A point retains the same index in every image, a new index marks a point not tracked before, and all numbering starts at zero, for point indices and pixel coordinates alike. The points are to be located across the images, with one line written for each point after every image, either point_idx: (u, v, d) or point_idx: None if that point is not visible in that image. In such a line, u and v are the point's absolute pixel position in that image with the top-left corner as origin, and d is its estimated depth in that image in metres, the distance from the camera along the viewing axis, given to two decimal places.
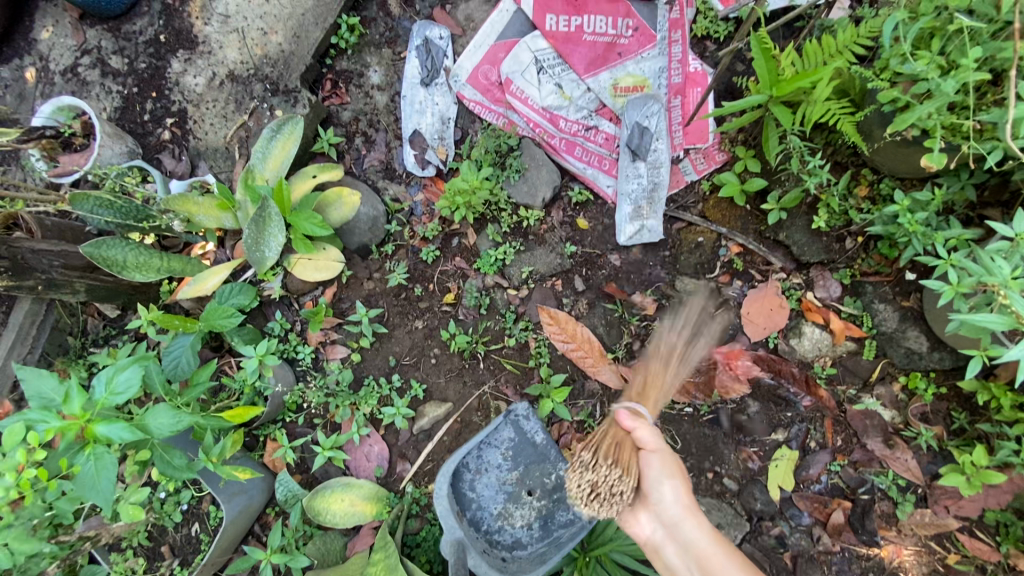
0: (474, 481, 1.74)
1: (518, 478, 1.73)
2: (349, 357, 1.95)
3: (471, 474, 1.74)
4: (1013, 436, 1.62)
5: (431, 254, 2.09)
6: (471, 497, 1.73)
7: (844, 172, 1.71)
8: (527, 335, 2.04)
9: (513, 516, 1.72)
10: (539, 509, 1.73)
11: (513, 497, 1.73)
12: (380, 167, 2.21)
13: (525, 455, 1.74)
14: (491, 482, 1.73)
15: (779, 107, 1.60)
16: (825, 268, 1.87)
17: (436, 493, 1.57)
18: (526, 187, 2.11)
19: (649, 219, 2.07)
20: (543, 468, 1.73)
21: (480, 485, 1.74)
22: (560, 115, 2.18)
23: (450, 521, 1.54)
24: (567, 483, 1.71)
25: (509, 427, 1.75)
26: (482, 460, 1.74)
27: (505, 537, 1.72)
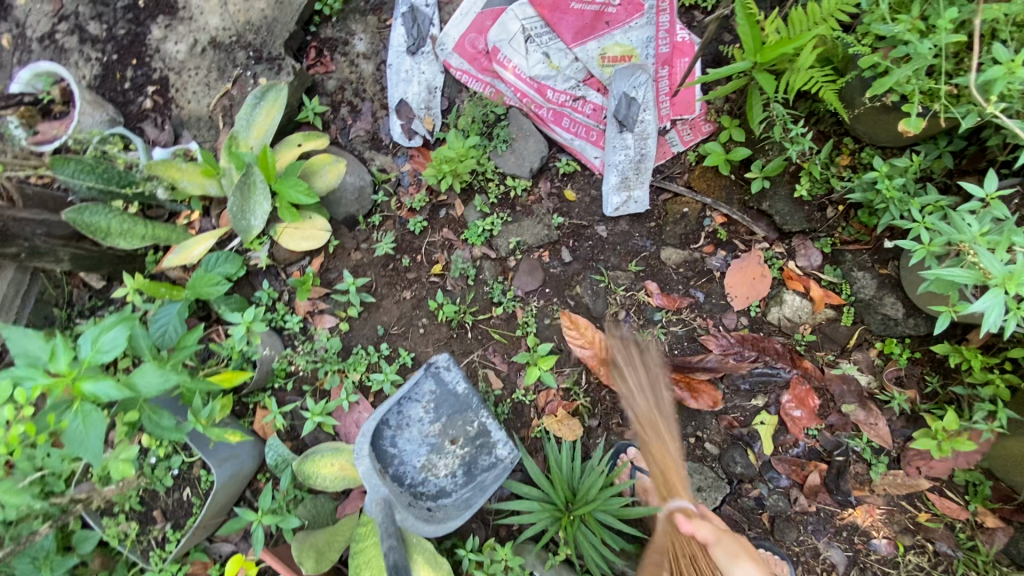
0: (395, 437, 1.81)
1: (440, 431, 1.81)
2: (337, 326, 1.96)
3: (391, 431, 1.80)
4: (983, 397, 1.68)
5: (418, 226, 2.10)
6: (393, 453, 1.79)
7: (826, 141, 1.73)
8: (514, 305, 2.07)
9: (434, 467, 1.80)
10: (460, 457, 1.80)
11: (436, 450, 1.81)
12: (366, 137, 2.21)
13: (444, 407, 1.82)
14: (416, 438, 1.81)
15: (763, 74, 1.61)
16: (806, 237, 1.91)
17: (357, 455, 1.58)
18: (513, 158, 2.12)
19: (635, 189, 2.09)
20: (463, 416, 1.81)
21: (403, 441, 1.81)
22: (548, 85, 2.18)
23: (372, 479, 1.56)
24: (489, 429, 1.78)
25: (429, 380, 1.81)
26: (403, 416, 1.81)
27: (430, 487, 1.79)
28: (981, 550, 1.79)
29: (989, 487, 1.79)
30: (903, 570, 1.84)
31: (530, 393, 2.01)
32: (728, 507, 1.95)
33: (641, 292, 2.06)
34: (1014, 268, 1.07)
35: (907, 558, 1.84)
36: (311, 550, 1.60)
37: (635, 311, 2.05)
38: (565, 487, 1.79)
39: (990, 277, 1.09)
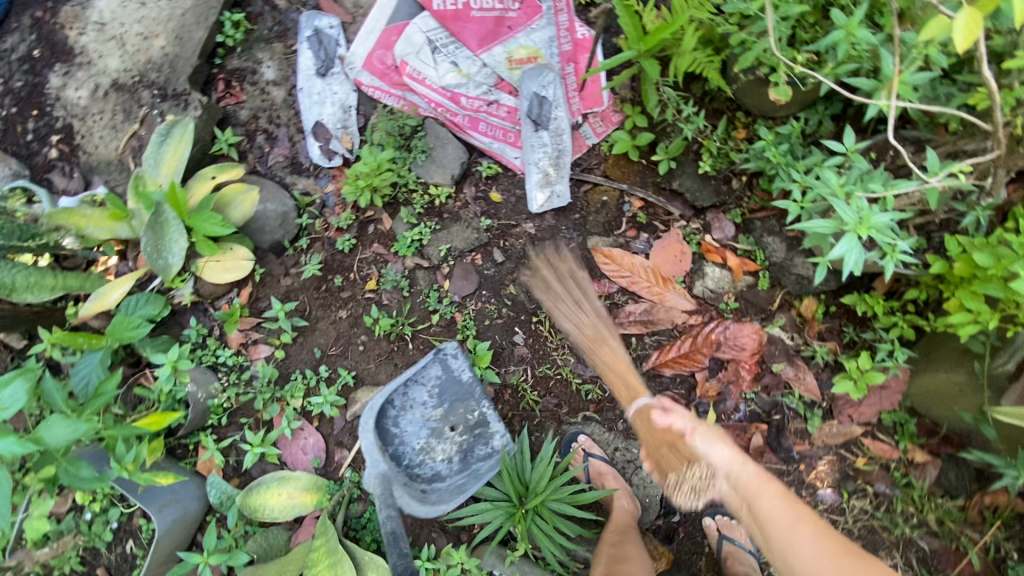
0: (398, 417, 1.86)
1: (442, 418, 1.87)
2: (273, 355, 1.94)
3: (395, 411, 1.85)
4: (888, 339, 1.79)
5: (346, 244, 2.10)
6: (394, 433, 1.85)
7: (722, 117, 1.86)
8: (452, 310, 2.09)
9: (432, 452, 1.87)
10: (457, 444, 1.87)
11: (437, 434, 1.87)
12: (285, 163, 2.21)
13: (449, 395, 1.87)
14: (415, 419, 1.87)
15: (648, 60, 1.69)
16: (719, 211, 1.99)
17: (360, 429, 1.68)
18: (433, 167, 2.15)
19: (557, 184, 2.15)
20: (465, 405, 1.87)
21: (406, 420, 1.87)
22: (460, 93, 2.22)
23: (374, 455, 1.67)
24: (489, 419, 1.86)
25: (436, 364, 1.87)
26: (407, 397, 1.86)
27: (426, 470, 1.86)
28: (917, 485, 1.86)
29: (916, 425, 1.87)
30: (851, 516, 1.91)
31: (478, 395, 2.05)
32: None
33: None
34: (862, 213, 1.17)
35: (852, 503, 1.91)
36: None
37: None
38: (517, 482, 1.80)
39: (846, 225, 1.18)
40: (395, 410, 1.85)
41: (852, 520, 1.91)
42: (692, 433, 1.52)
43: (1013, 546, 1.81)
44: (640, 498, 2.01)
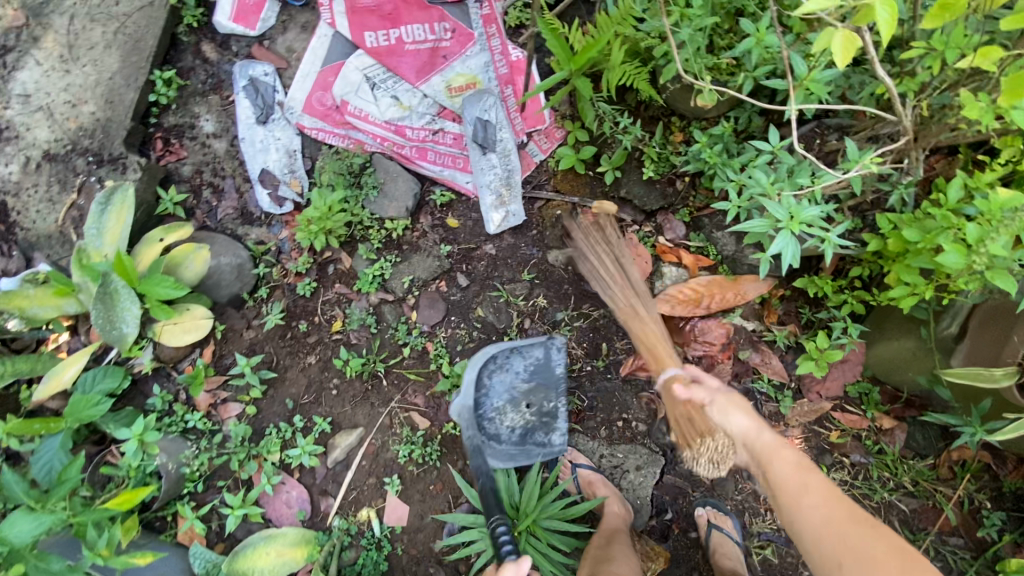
0: (492, 372, 1.92)
1: (523, 394, 1.94)
2: (244, 412, 1.90)
3: (493, 365, 1.92)
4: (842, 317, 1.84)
5: (307, 288, 2.08)
6: (484, 384, 1.91)
7: (658, 123, 1.92)
8: (422, 340, 2.08)
9: (501, 420, 1.91)
10: (522, 417, 1.93)
11: (514, 403, 1.93)
12: (235, 214, 2.18)
13: (537, 379, 1.95)
14: (498, 387, 1.93)
15: (578, 76, 1.74)
16: (668, 213, 2.05)
17: (471, 364, 1.87)
18: (386, 201, 2.14)
19: (511, 204, 2.18)
20: (542, 391, 1.95)
21: (497, 379, 1.93)
22: (405, 125, 2.24)
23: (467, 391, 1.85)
24: (560, 413, 1.96)
25: (540, 347, 1.96)
26: (507, 359, 1.94)
27: (491, 428, 1.90)
28: (890, 451, 1.93)
29: (879, 393, 1.95)
30: None
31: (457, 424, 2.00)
32: (668, 476, 2.07)
33: (539, 297, 2.15)
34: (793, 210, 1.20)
35: (832, 477, 1.96)
36: None
37: (539, 316, 2.14)
38: (506, 506, 1.82)
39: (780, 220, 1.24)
40: (495, 369, 1.92)
41: None
42: (771, 477, 1.32)
43: (984, 495, 1.90)
44: (632, 501, 2.02)
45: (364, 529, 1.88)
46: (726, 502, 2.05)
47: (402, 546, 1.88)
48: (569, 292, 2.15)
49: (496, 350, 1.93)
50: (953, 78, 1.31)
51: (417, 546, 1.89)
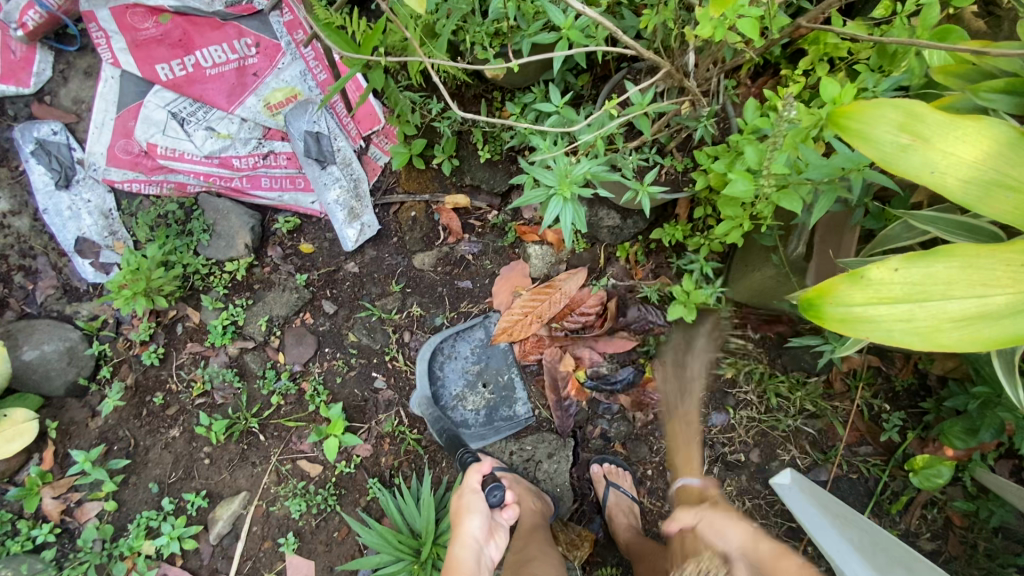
0: (444, 363, 1.99)
1: (478, 375, 2.00)
2: (104, 509, 1.72)
3: (443, 356, 1.98)
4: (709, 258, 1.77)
5: (153, 356, 1.88)
6: (438, 375, 1.97)
7: (480, 100, 1.79)
8: (295, 383, 1.92)
9: (466, 405, 1.99)
10: (482, 399, 2.00)
11: (471, 386, 2.00)
12: (57, 293, 1.95)
13: (482, 362, 2.00)
14: (452, 376, 1.98)
15: (374, 64, 1.57)
16: (520, 190, 1.96)
17: (419, 357, 1.94)
18: (223, 242, 1.97)
19: (364, 214, 2.04)
20: (493, 370, 2.01)
21: (449, 368, 1.99)
22: (229, 156, 2.04)
23: (421, 383, 1.91)
24: (516, 385, 2.01)
25: (482, 328, 2.01)
26: (454, 347, 2.00)
27: (456, 415, 1.98)
28: (781, 378, 1.94)
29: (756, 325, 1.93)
30: (741, 428, 1.97)
31: (351, 461, 1.87)
32: (582, 454, 2.02)
33: (413, 306, 2.02)
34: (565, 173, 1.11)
35: (738, 416, 1.97)
36: None
37: (418, 326, 2.01)
38: (407, 537, 1.68)
39: None
40: (443, 360, 1.98)
41: (743, 431, 1.97)
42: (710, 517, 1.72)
43: (881, 399, 1.92)
44: (551, 490, 1.96)
45: None
46: (645, 467, 2.01)
47: None
48: (443, 294, 2.02)
49: (440, 341, 1.98)
50: None
51: None
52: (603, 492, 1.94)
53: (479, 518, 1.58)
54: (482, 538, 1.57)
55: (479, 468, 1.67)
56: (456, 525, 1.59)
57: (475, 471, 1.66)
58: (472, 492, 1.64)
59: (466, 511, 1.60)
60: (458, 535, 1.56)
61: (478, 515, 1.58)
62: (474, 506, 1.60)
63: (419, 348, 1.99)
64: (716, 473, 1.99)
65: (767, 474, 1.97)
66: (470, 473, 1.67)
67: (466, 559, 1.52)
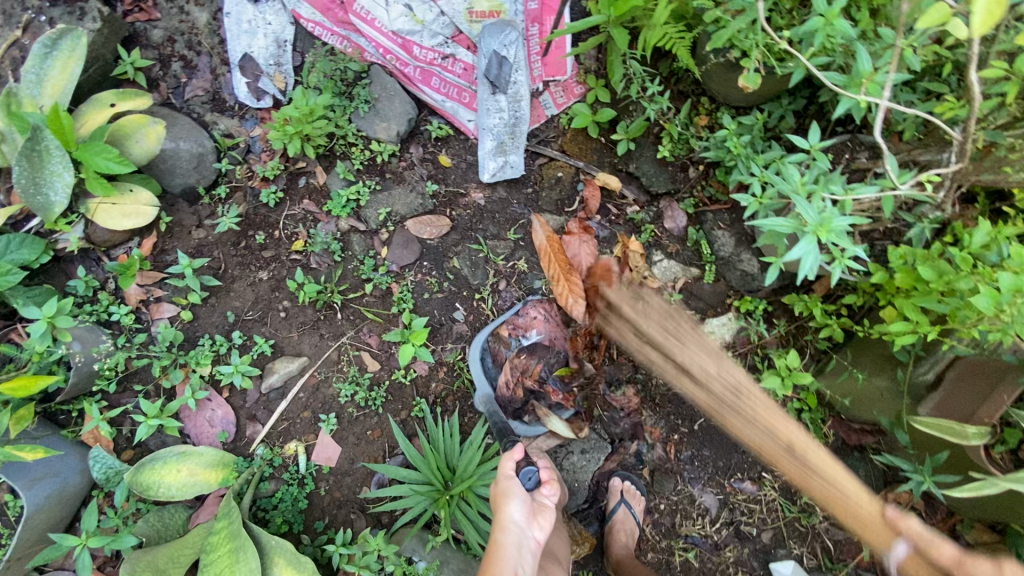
0: (499, 345, 1.84)
1: (533, 355, 1.86)
2: (178, 316, 1.74)
3: (501, 337, 1.85)
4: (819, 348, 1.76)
5: (272, 197, 1.88)
6: (494, 358, 1.83)
7: (686, 100, 1.83)
8: (388, 280, 1.91)
9: (520, 389, 1.83)
10: (540, 379, 1.85)
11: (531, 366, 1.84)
12: (205, 97, 1.93)
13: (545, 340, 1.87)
14: (508, 355, 1.85)
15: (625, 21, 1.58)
16: (673, 199, 1.93)
17: (475, 345, 1.82)
18: (377, 120, 1.95)
19: (512, 153, 1.99)
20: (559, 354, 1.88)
21: (505, 351, 1.85)
22: (413, 41, 2.00)
23: (480, 375, 1.80)
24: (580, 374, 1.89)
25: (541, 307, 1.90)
26: (512, 327, 1.86)
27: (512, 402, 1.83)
28: None
29: (828, 424, 1.90)
30: (765, 504, 1.99)
31: (409, 372, 1.87)
32: (608, 462, 2.02)
33: (520, 261, 1.99)
34: (822, 216, 1.12)
35: (767, 493, 1.99)
36: (146, 571, 1.42)
37: (516, 280, 1.99)
38: (443, 466, 1.71)
39: (806, 226, 1.13)
40: (490, 343, 1.85)
41: (766, 509, 1.99)
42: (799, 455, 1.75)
43: None
44: (570, 483, 1.96)
45: (288, 464, 1.75)
46: (660, 500, 2.00)
47: (327, 487, 1.76)
48: None
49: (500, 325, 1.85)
50: (1011, 115, 1.26)
51: (342, 490, 1.77)
52: (613, 503, 1.94)
53: (519, 502, 1.39)
54: (523, 526, 1.37)
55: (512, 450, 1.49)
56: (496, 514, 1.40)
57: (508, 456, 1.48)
58: (507, 478, 1.44)
59: (505, 496, 1.40)
60: (498, 525, 1.38)
61: (517, 499, 1.39)
62: (512, 492, 1.40)
63: (509, 300, 1.97)
64: (724, 535, 1.99)
65: (772, 558, 1.98)
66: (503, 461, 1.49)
67: (509, 548, 1.33)
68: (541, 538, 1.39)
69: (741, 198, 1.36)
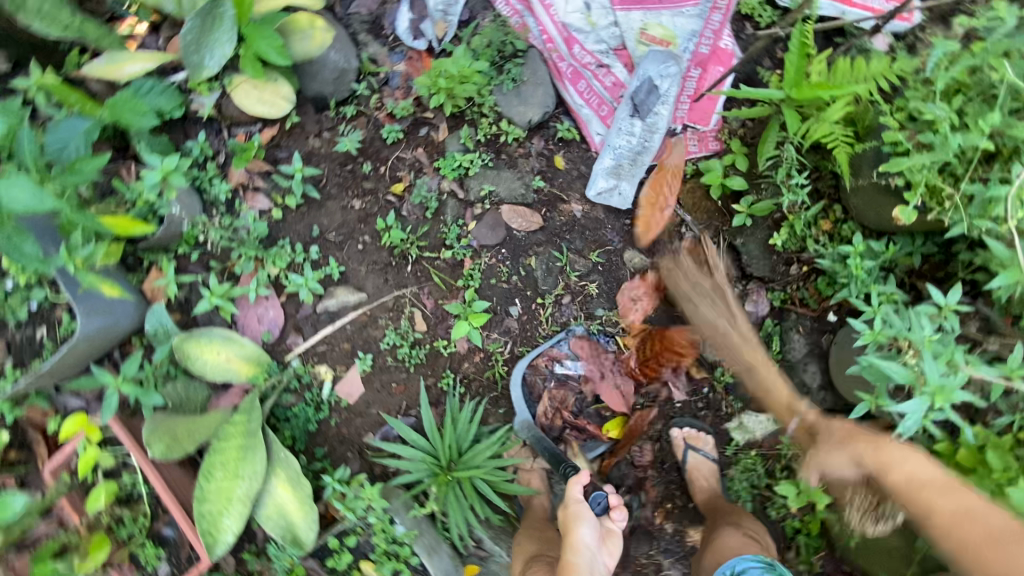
0: (539, 372, 1.93)
1: (567, 388, 1.95)
2: (269, 211, 1.78)
3: (542, 364, 1.92)
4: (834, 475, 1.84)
5: (392, 134, 1.90)
6: (534, 384, 1.92)
7: (819, 200, 1.80)
8: (465, 253, 1.92)
9: (558, 418, 1.93)
10: (577, 415, 1.95)
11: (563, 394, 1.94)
12: (367, 18, 1.96)
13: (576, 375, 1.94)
14: (545, 387, 1.93)
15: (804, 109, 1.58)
16: (762, 285, 1.89)
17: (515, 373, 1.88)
18: (517, 101, 1.94)
19: (625, 181, 1.97)
20: (595, 392, 1.95)
21: (543, 377, 1.93)
22: (577, 38, 2.01)
23: (520, 404, 1.85)
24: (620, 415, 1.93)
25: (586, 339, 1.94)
26: (553, 357, 1.93)
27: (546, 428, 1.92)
28: None
29: (818, 554, 1.85)
30: None
31: (450, 345, 1.88)
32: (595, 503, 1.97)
33: (592, 284, 1.96)
34: (944, 382, 1.23)
35: None
36: (164, 434, 1.47)
37: (580, 301, 1.97)
38: (453, 448, 1.72)
39: (924, 383, 1.25)
40: (529, 376, 1.92)
41: None
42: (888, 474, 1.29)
43: None
44: None
45: (313, 386, 1.79)
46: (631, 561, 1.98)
47: (337, 420, 1.79)
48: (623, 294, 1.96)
49: (542, 352, 1.91)
50: None
51: (349, 430, 1.80)
52: None
53: (590, 527, 1.62)
54: (595, 548, 1.59)
55: (578, 476, 1.70)
56: (568, 535, 1.60)
57: (577, 483, 1.68)
58: (575, 502, 1.67)
59: (577, 520, 1.63)
60: (570, 543, 1.57)
61: (588, 523, 1.61)
62: (586, 516, 1.63)
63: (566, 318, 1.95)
64: None
65: None
66: (571, 485, 1.69)
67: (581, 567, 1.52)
68: (609, 562, 1.63)
69: (858, 324, 1.41)
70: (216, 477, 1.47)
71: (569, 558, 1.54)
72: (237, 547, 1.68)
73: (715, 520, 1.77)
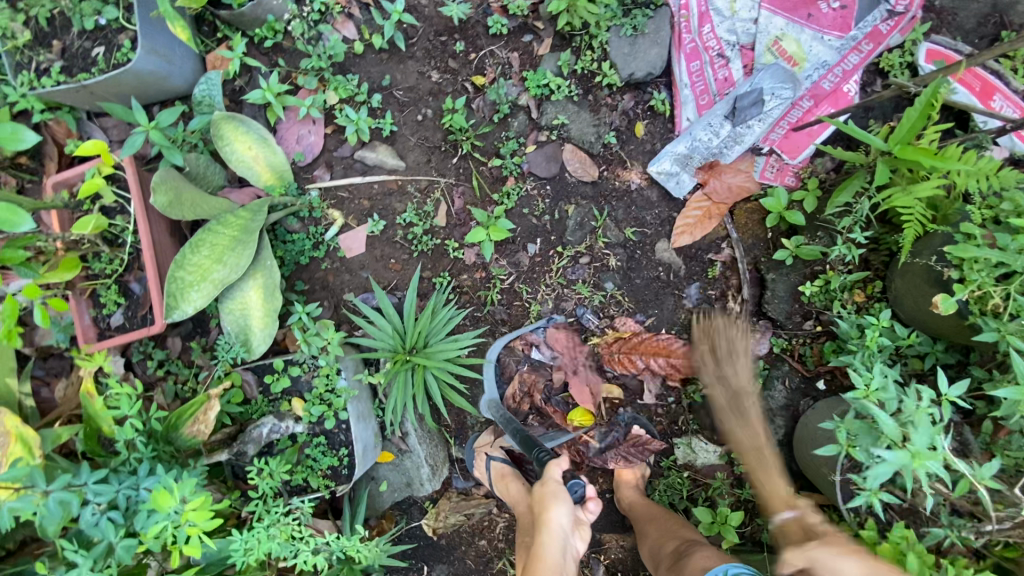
0: (519, 354, 1.92)
1: (539, 373, 1.92)
2: (352, 42, 1.77)
3: (521, 343, 1.91)
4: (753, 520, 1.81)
5: (496, 27, 1.85)
6: (510, 365, 1.92)
7: (864, 270, 1.80)
8: (513, 171, 1.88)
9: (526, 403, 1.91)
10: (546, 400, 1.92)
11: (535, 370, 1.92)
12: None
13: (553, 362, 1.92)
14: (517, 370, 1.91)
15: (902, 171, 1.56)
16: (772, 327, 1.90)
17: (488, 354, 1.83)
18: (628, 50, 1.87)
19: (689, 174, 1.91)
20: (564, 380, 1.92)
21: (523, 357, 1.92)
22: (711, 18, 1.93)
23: (489, 382, 1.84)
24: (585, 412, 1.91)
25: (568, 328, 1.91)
26: (529, 338, 1.90)
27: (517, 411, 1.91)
28: None
29: None
30: None
31: (459, 249, 1.86)
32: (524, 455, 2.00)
33: (613, 256, 1.92)
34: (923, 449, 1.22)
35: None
36: (170, 190, 1.46)
37: (595, 267, 1.93)
38: (420, 337, 1.74)
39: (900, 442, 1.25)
40: (503, 356, 1.91)
41: None
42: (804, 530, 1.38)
43: None
44: None
45: (321, 222, 1.80)
46: None
47: (327, 265, 1.81)
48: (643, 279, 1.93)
49: (527, 329, 1.88)
50: None
51: (333, 279, 1.81)
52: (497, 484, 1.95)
53: (566, 509, 1.54)
54: (568, 531, 1.51)
55: (559, 460, 1.62)
56: (542, 516, 1.53)
57: (557, 466, 1.61)
58: (554, 484, 1.59)
59: (554, 499, 1.54)
60: (545, 525, 1.50)
61: (564, 505, 1.53)
62: (563, 498, 1.55)
63: (576, 275, 1.92)
64: None
65: None
66: (551, 468, 1.61)
67: (553, 550, 1.46)
68: (579, 546, 1.57)
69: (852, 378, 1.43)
70: (200, 252, 1.49)
71: (540, 539, 1.48)
72: (188, 335, 1.74)
73: (663, 533, 1.68)
